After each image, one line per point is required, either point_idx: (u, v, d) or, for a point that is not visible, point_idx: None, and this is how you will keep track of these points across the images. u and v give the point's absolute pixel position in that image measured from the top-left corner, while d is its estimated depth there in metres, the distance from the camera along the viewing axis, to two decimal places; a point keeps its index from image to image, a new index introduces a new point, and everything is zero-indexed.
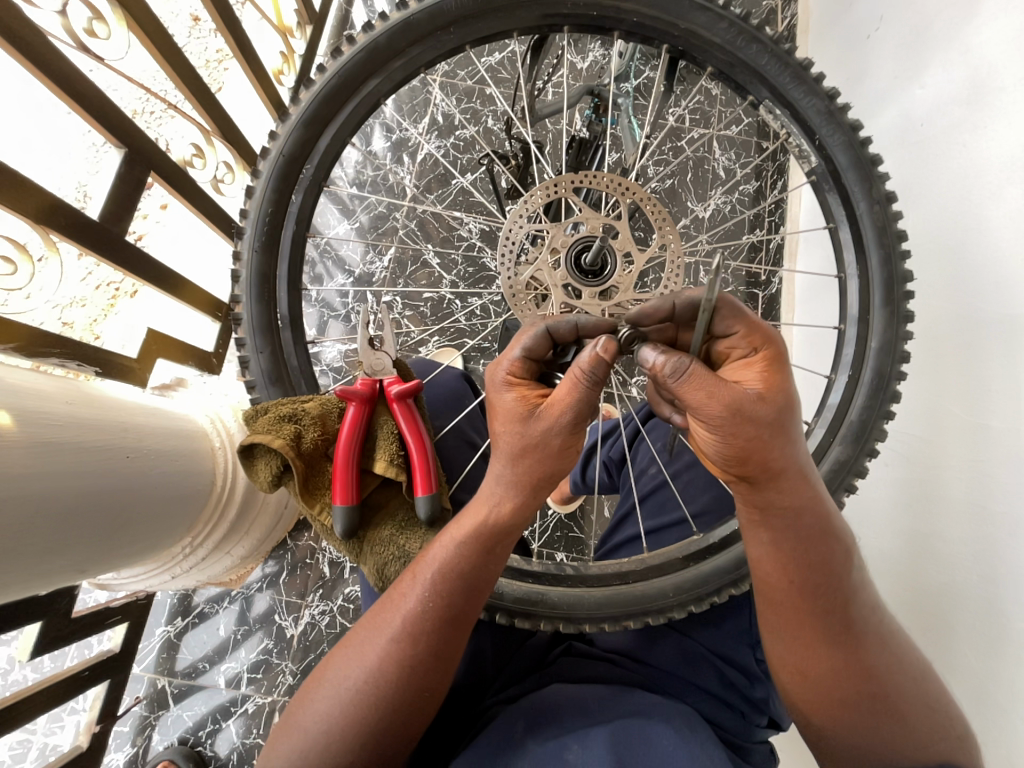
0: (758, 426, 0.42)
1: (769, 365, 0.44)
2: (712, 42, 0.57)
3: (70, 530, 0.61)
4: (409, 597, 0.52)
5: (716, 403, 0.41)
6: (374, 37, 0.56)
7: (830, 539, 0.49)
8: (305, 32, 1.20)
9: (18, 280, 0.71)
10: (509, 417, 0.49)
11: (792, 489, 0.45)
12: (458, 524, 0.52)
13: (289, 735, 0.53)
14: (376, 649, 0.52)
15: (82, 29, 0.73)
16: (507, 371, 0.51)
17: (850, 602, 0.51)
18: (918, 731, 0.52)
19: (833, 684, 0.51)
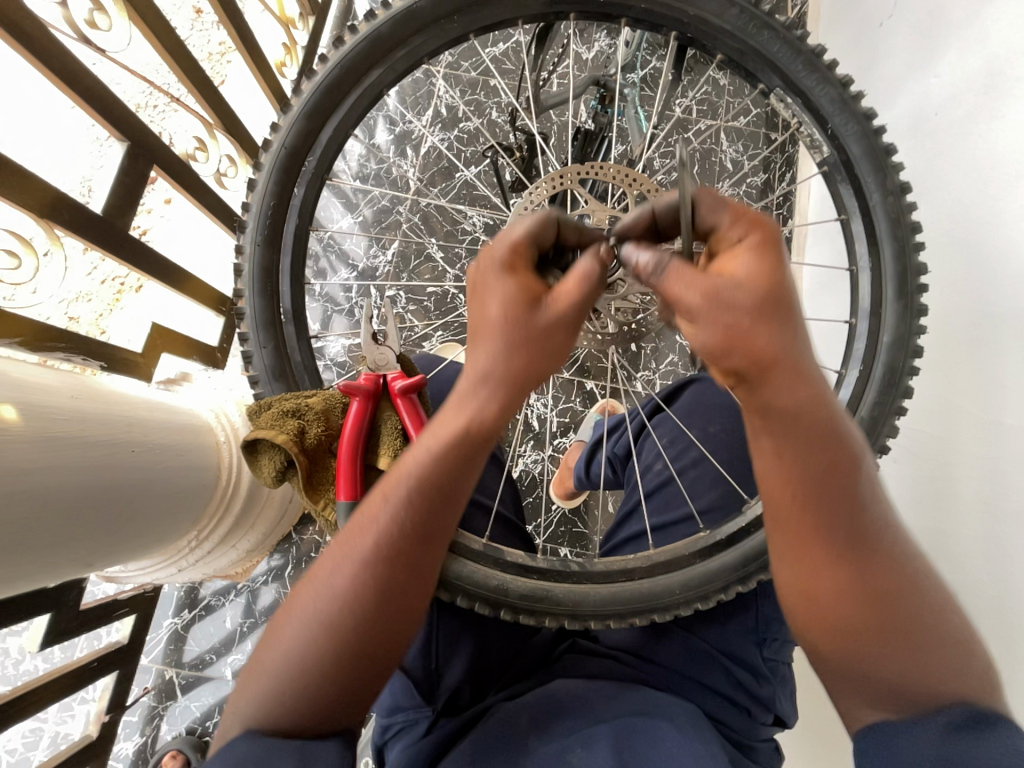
0: (742, 312, 0.38)
1: (759, 248, 0.40)
2: (723, 29, 0.56)
3: (76, 525, 0.61)
4: (379, 510, 0.48)
5: (689, 295, 0.39)
6: (377, 26, 0.55)
7: (842, 439, 0.44)
8: (307, 23, 1.19)
9: (22, 274, 0.71)
10: (498, 305, 0.44)
11: (786, 386, 0.41)
12: (432, 431, 0.47)
13: (256, 678, 0.48)
14: (346, 572, 0.48)
15: (83, 20, 0.73)
16: (486, 269, 0.45)
17: (860, 513, 0.46)
18: (935, 664, 0.47)
19: (836, 608, 0.47)
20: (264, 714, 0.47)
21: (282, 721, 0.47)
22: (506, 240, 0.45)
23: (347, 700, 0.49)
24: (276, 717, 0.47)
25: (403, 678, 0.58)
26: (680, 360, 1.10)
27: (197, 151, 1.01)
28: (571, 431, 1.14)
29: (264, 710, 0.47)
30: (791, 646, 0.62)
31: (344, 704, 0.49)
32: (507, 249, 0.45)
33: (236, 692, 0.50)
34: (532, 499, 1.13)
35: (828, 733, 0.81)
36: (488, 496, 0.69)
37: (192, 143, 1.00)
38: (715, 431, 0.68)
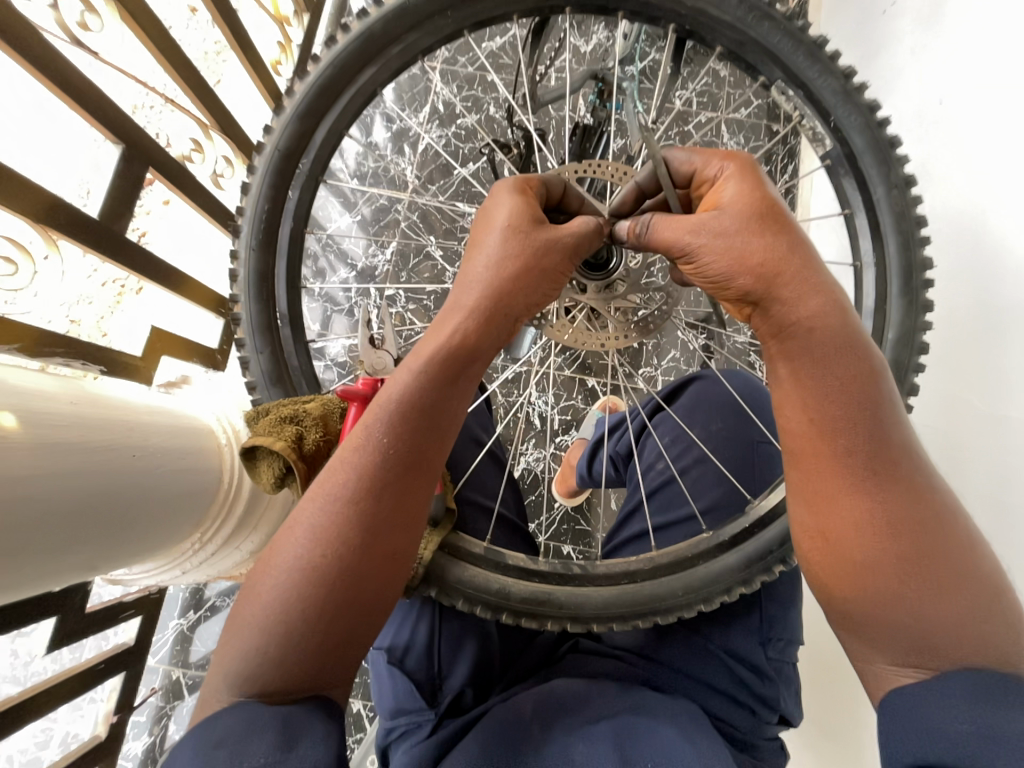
0: (733, 232, 0.45)
1: (739, 171, 0.48)
2: (722, 20, 0.55)
3: (79, 531, 0.61)
4: (357, 438, 0.48)
5: (693, 228, 0.46)
6: (369, 24, 0.54)
7: (856, 355, 0.46)
8: (302, 20, 1.18)
9: (19, 280, 0.71)
10: (497, 229, 0.48)
11: (808, 295, 0.45)
12: (415, 351, 0.48)
13: (235, 633, 0.47)
14: (326, 509, 0.47)
15: (75, 23, 0.73)
16: (489, 210, 0.50)
17: (884, 436, 0.46)
18: (963, 610, 0.45)
19: (856, 543, 0.46)
20: (250, 663, 0.45)
21: (264, 673, 0.45)
22: (508, 185, 0.50)
23: (331, 651, 0.47)
24: (258, 670, 0.45)
25: (406, 681, 0.59)
26: (682, 357, 1.09)
27: (193, 153, 1.00)
28: (573, 429, 1.14)
29: (252, 660, 0.45)
30: (797, 645, 0.61)
31: (333, 651, 0.47)
32: (507, 190, 0.49)
33: (214, 657, 0.48)
34: (535, 497, 1.12)
35: (834, 729, 0.81)
36: (489, 498, 0.68)
37: (188, 144, 0.99)
38: (717, 429, 0.67)
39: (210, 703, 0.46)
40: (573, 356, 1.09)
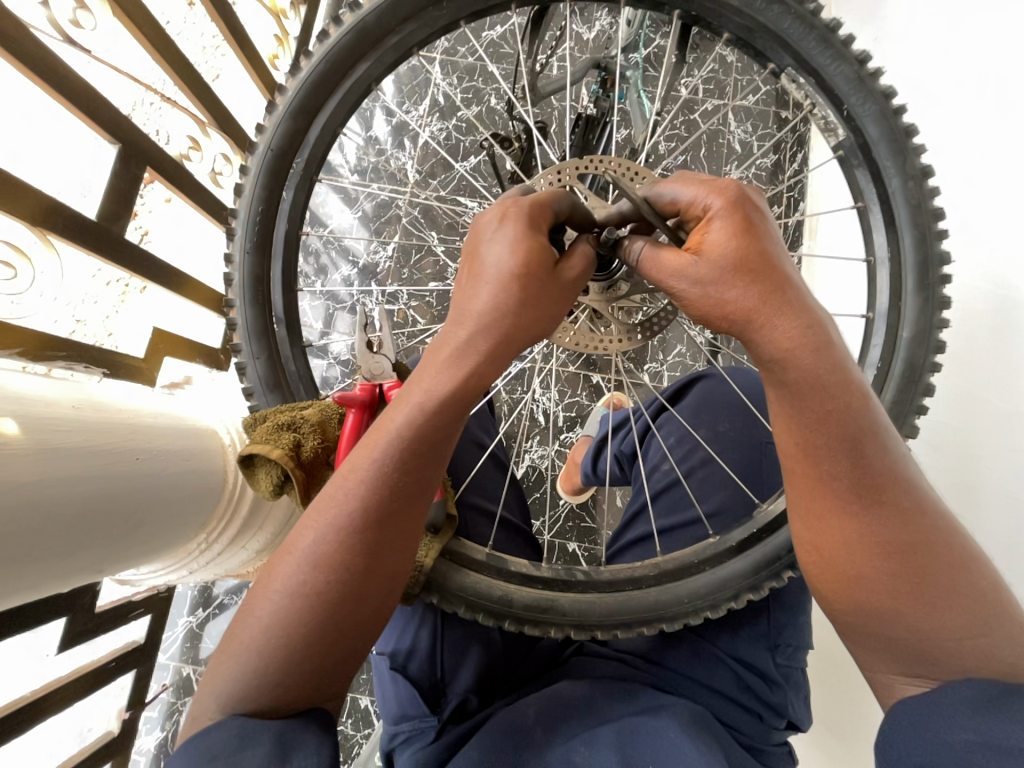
0: (706, 271, 0.43)
1: (725, 210, 0.44)
2: (729, 4, 0.52)
3: (82, 538, 0.61)
4: (353, 479, 0.46)
5: (673, 276, 0.45)
6: (362, 16, 0.52)
7: (847, 386, 0.44)
8: (299, 12, 1.16)
9: (19, 283, 0.71)
10: (510, 261, 0.45)
11: (788, 324, 0.42)
12: (423, 384, 0.46)
13: (230, 653, 0.47)
14: (325, 541, 0.46)
15: (67, 20, 0.72)
16: (501, 240, 0.45)
17: (872, 465, 0.45)
18: (958, 624, 0.44)
19: (852, 562, 0.46)
20: (249, 684, 0.45)
21: (262, 694, 0.45)
22: (512, 215, 0.46)
23: (326, 672, 0.48)
24: (255, 690, 0.45)
25: (409, 687, 0.58)
26: (689, 352, 1.07)
27: (191, 151, 1.00)
28: (577, 426, 1.13)
29: (251, 681, 0.45)
30: (805, 650, 0.60)
31: (332, 668, 0.48)
32: (512, 224, 0.45)
33: (208, 672, 0.48)
34: (539, 495, 1.12)
35: (842, 727, 0.81)
36: (492, 501, 0.68)
37: (186, 142, 0.98)
38: (723, 430, 0.66)
39: (202, 720, 0.46)
40: (577, 353, 1.07)
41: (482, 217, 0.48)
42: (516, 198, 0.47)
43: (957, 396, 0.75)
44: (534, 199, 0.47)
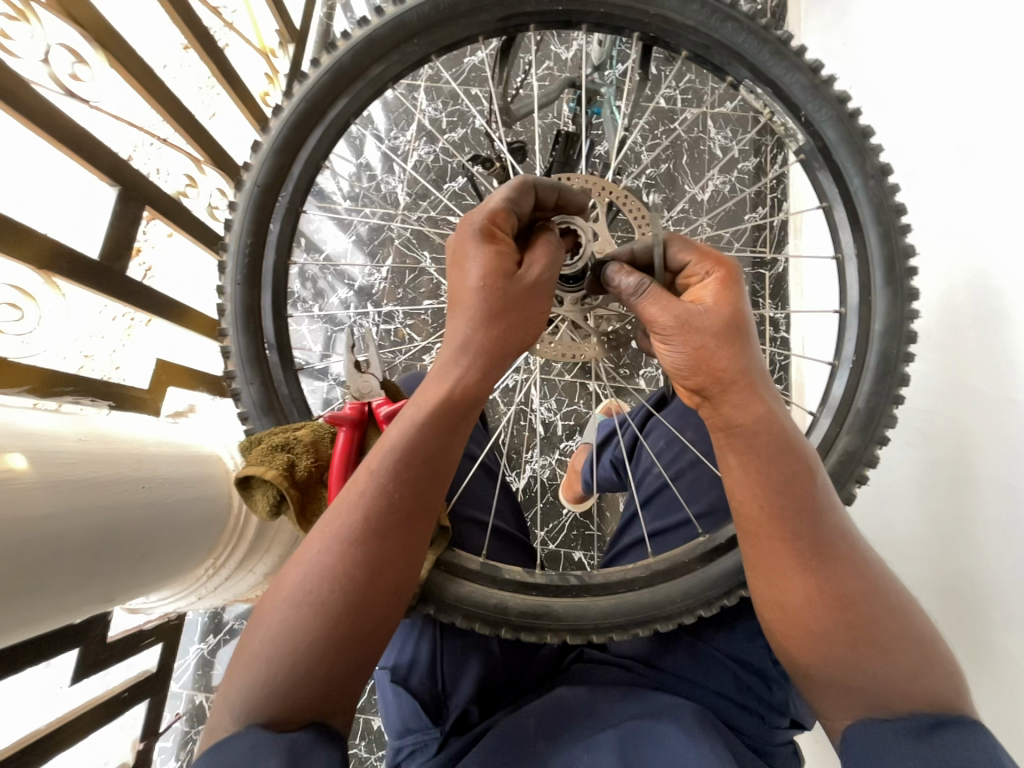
0: (708, 335, 0.47)
1: (723, 281, 0.49)
2: (685, 24, 0.55)
3: (91, 567, 0.63)
4: (355, 513, 0.48)
5: (662, 325, 0.48)
6: (338, 58, 0.55)
7: (797, 454, 0.48)
8: (287, 51, 1.21)
9: (25, 323, 0.75)
10: (488, 269, 0.47)
11: (750, 401, 0.47)
12: (416, 404, 0.49)
13: (247, 661, 0.48)
14: (330, 554, 0.48)
15: (67, 74, 0.76)
16: (458, 267, 0.48)
17: (824, 524, 0.48)
18: (906, 666, 0.48)
19: (813, 616, 0.48)
20: (257, 693, 0.47)
21: (273, 702, 0.47)
22: (512, 304, 0.48)
23: (333, 684, 0.49)
24: (264, 699, 0.47)
25: (410, 699, 0.59)
26: None
27: (188, 188, 1.04)
28: (577, 434, 1.14)
29: (260, 689, 0.47)
30: None
31: (338, 681, 0.49)
32: (474, 252, 0.48)
33: (223, 683, 0.50)
34: (541, 504, 1.12)
35: None
36: (485, 512, 0.69)
37: (183, 180, 1.03)
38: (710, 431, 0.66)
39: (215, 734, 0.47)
40: (572, 362, 1.09)
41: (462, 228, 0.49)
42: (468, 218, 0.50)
43: (945, 383, 0.77)
44: (545, 270, 0.50)
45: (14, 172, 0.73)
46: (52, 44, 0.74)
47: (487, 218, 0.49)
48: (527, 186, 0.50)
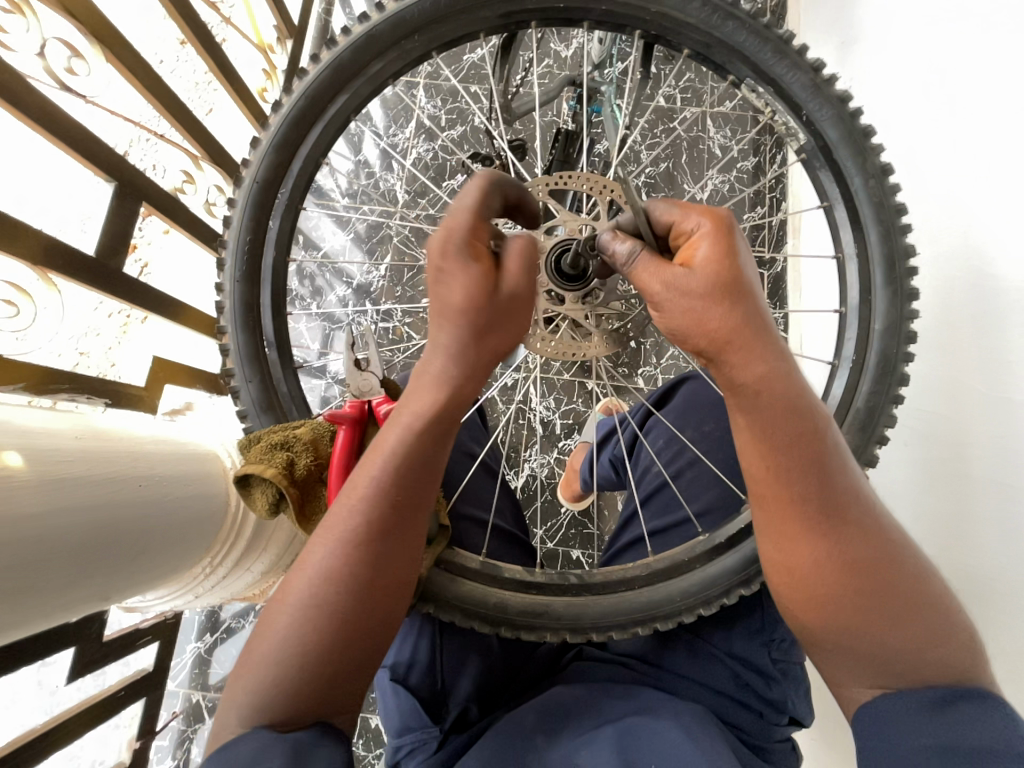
0: (700, 296, 0.45)
1: (714, 232, 0.47)
2: (686, 23, 0.55)
3: (87, 565, 0.63)
4: (354, 515, 0.48)
5: (653, 291, 0.47)
6: (338, 54, 0.55)
7: (806, 415, 0.48)
8: (285, 47, 1.20)
9: (21, 321, 0.74)
10: (468, 288, 0.45)
11: (752, 363, 0.46)
12: (409, 406, 0.49)
13: (251, 666, 0.48)
14: (336, 557, 0.48)
15: (62, 67, 0.75)
16: (437, 279, 0.46)
17: (833, 484, 0.48)
18: (920, 635, 0.48)
19: (822, 584, 0.48)
20: (265, 697, 0.46)
21: (280, 703, 0.47)
22: (497, 319, 0.46)
23: (341, 680, 0.49)
24: (272, 702, 0.46)
25: (410, 699, 0.58)
26: (681, 354, 1.09)
27: (185, 184, 1.03)
28: (575, 433, 1.13)
29: (268, 693, 0.46)
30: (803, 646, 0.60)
31: (344, 679, 0.49)
32: (450, 268, 0.45)
33: (226, 693, 0.49)
34: (540, 503, 1.12)
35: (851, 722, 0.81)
36: (485, 511, 0.68)
37: (180, 176, 1.02)
38: (709, 429, 0.67)
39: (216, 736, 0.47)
40: (571, 360, 1.09)
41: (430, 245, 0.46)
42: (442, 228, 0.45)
43: (943, 384, 0.77)
44: (531, 279, 0.47)
45: (8, 166, 0.72)
46: (48, 38, 0.73)
47: (459, 231, 0.45)
48: (489, 190, 0.47)
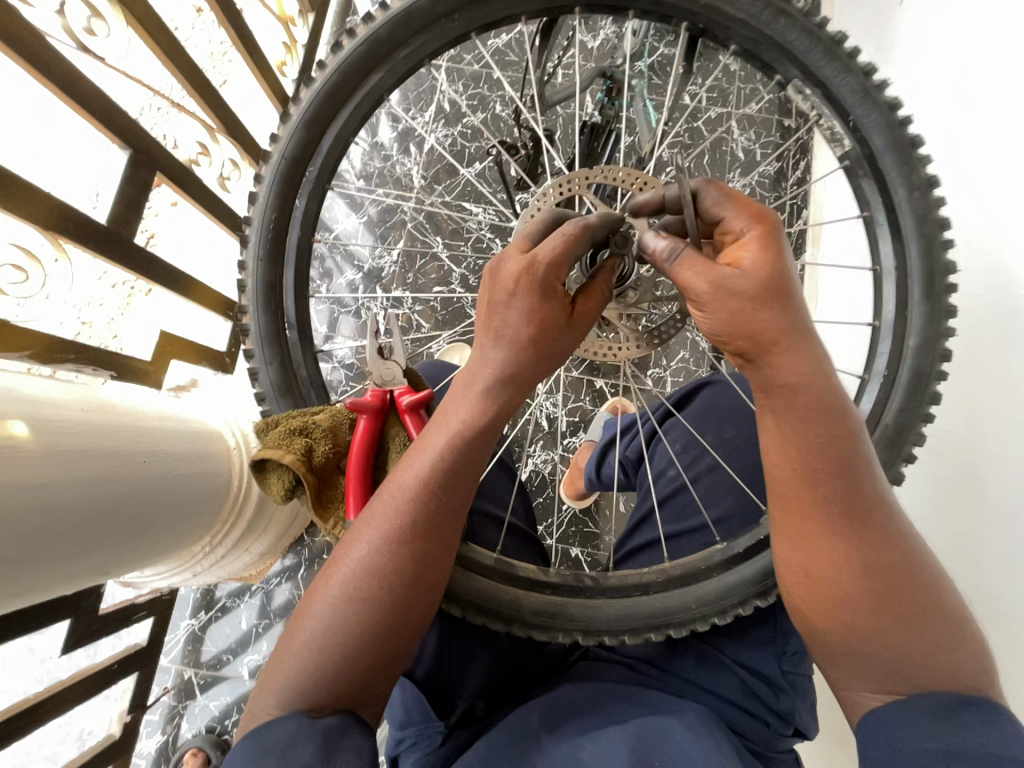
0: (744, 298, 0.45)
1: (764, 237, 0.46)
2: (736, 17, 0.53)
3: (88, 540, 0.62)
4: (398, 513, 0.48)
5: (695, 288, 0.45)
6: (375, 28, 0.53)
7: (838, 421, 0.47)
8: (306, 20, 1.17)
9: (30, 287, 0.71)
10: (550, 324, 0.48)
11: (789, 362, 0.46)
12: (454, 409, 0.49)
13: (290, 650, 0.48)
14: (380, 552, 0.47)
15: (81, 27, 0.72)
16: (513, 314, 0.47)
17: (863, 488, 0.48)
18: (930, 641, 0.47)
19: (837, 584, 0.48)
20: (305, 685, 0.46)
21: (317, 691, 0.46)
22: (563, 350, 0.50)
23: (377, 672, 0.48)
24: (308, 689, 0.46)
25: (416, 693, 0.58)
26: (692, 357, 1.08)
27: (200, 156, 1.01)
28: (582, 431, 1.13)
29: (307, 681, 0.46)
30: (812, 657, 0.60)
31: (379, 672, 0.49)
32: (531, 301, 0.46)
33: (263, 678, 0.49)
34: (544, 499, 1.12)
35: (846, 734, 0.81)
36: (499, 507, 0.68)
37: (195, 148, 0.99)
38: (730, 437, 0.66)
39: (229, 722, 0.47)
40: (581, 358, 1.08)
41: (510, 279, 0.46)
42: (535, 264, 0.46)
43: (960, 402, 0.76)
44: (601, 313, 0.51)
45: (14, 124, 0.70)
46: None
47: (550, 274, 0.46)
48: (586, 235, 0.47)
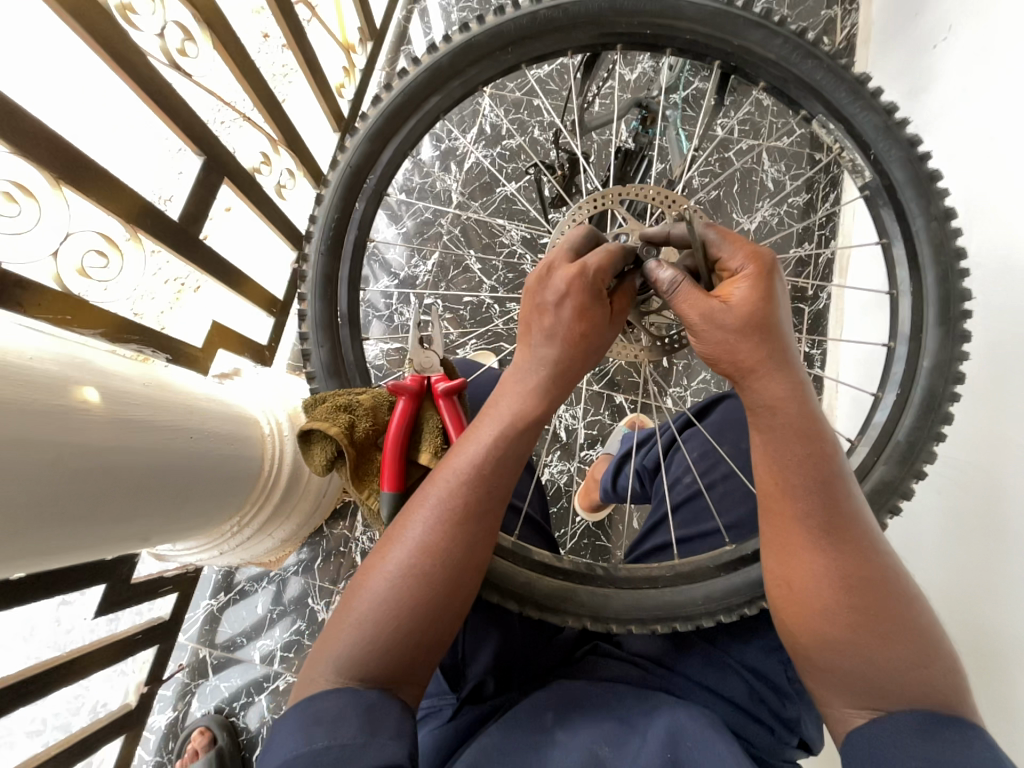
0: (755, 331, 0.48)
1: (754, 277, 0.48)
2: (766, 58, 0.58)
3: (135, 503, 0.67)
4: (448, 500, 0.51)
5: (691, 315, 0.49)
6: (438, 58, 0.59)
7: (821, 437, 0.49)
8: (366, 48, 1.28)
9: (110, 271, 0.79)
10: (593, 322, 0.52)
11: (774, 380, 0.48)
12: (498, 408, 0.53)
13: (346, 623, 0.51)
14: (431, 534, 0.51)
15: (176, 49, 0.83)
16: (560, 312, 0.51)
17: (842, 504, 0.49)
18: (909, 655, 0.48)
19: (821, 597, 0.49)
20: (359, 655, 0.50)
21: (370, 661, 0.50)
22: (597, 349, 0.54)
23: (425, 651, 0.52)
24: (364, 659, 0.50)
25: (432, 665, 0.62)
26: (713, 378, 1.10)
27: (262, 166, 1.09)
28: (599, 444, 1.15)
29: (361, 651, 0.50)
30: None
31: (425, 648, 0.52)
32: (581, 300, 0.50)
33: (316, 648, 0.52)
34: (559, 507, 1.14)
35: None
36: (520, 500, 0.71)
37: (258, 157, 1.08)
38: (747, 447, 0.68)
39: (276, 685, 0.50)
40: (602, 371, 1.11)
41: (562, 281, 0.50)
42: (591, 264, 0.50)
43: (983, 437, 0.76)
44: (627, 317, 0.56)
45: (109, 132, 0.79)
46: (168, 22, 0.81)
47: (602, 276, 0.51)
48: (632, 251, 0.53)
